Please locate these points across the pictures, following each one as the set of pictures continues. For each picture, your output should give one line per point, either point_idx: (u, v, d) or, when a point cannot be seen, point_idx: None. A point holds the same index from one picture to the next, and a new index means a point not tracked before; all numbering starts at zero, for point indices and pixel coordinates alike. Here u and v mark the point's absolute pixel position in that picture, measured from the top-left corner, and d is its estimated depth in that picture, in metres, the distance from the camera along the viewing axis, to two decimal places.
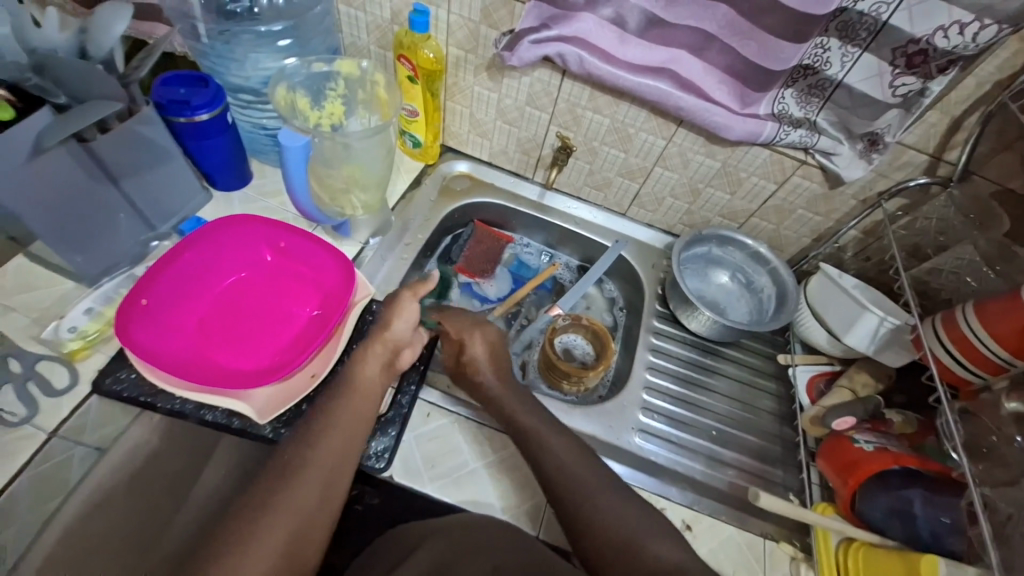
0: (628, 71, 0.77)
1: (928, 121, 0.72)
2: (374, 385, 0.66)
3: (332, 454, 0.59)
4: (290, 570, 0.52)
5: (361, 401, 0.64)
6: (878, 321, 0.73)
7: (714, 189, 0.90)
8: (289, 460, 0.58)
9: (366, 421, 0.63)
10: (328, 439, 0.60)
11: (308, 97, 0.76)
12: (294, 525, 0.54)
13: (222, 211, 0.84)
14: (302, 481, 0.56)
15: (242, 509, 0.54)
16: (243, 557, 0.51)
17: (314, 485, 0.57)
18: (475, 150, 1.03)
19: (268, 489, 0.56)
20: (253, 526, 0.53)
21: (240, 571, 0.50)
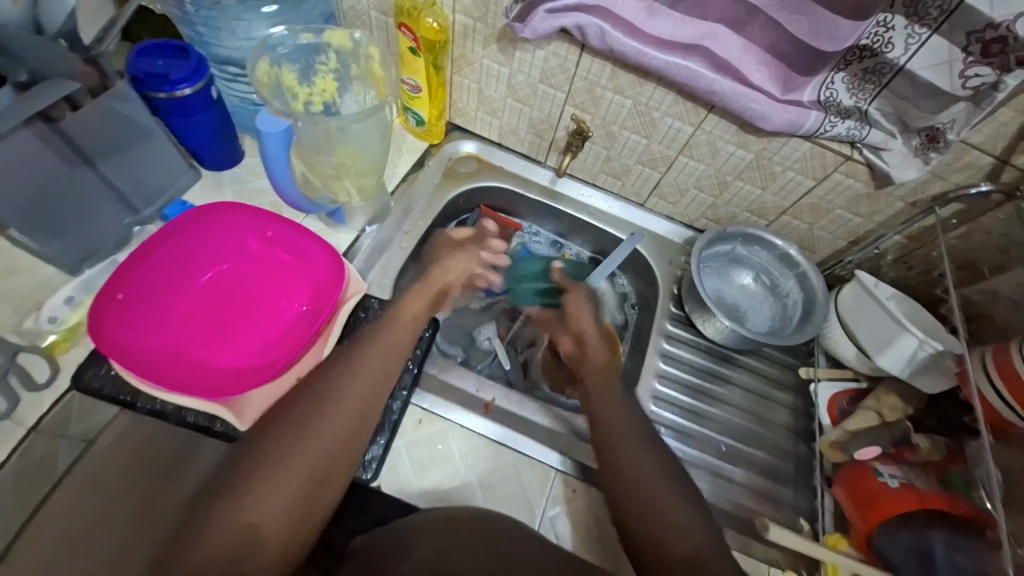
0: (655, 47, 0.67)
1: (1000, 119, 0.62)
2: (396, 342, 0.65)
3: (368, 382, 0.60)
4: (328, 480, 0.52)
5: (380, 353, 0.62)
6: (918, 344, 0.67)
7: (743, 183, 0.82)
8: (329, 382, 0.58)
9: (385, 373, 0.61)
10: (346, 388, 0.58)
11: (296, 72, 0.69)
12: (310, 465, 0.52)
13: (210, 193, 0.79)
14: (339, 403, 0.56)
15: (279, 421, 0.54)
16: (281, 465, 0.51)
17: (329, 432, 0.54)
18: (484, 129, 0.95)
19: (306, 407, 0.56)
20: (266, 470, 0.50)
21: (279, 478, 0.50)
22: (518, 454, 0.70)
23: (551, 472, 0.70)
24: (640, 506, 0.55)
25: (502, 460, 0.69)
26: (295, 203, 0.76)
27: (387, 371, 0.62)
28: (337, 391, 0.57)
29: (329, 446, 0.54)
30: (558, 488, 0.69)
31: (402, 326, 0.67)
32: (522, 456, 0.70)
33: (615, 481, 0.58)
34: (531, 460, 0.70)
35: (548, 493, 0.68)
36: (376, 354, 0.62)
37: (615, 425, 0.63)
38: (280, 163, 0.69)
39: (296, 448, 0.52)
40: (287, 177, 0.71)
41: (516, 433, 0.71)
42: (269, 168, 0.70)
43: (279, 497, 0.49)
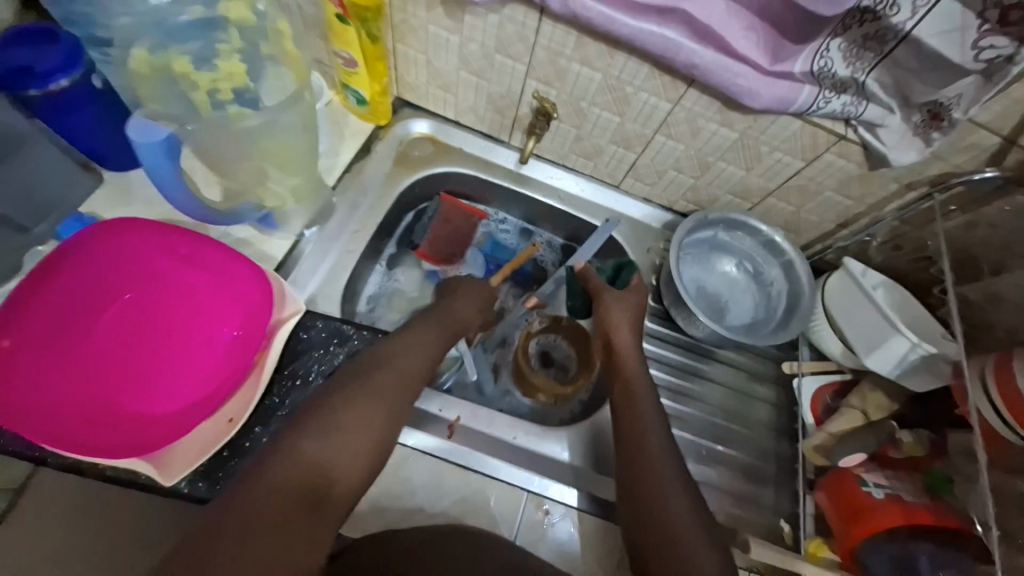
0: (626, 12, 0.57)
1: (1012, 94, 0.55)
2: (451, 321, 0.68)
3: (407, 361, 0.59)
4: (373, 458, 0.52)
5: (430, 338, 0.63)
6: (910, 346, 0.63)
7: (727, 164, 0.74)
8: (368, 361, 0.58)
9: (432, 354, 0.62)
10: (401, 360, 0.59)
11: (187, 51, 0.55)
12: (359, 441, 0.52)
13: (116, 201, 0.68)
14: (376, 380, 0.56)
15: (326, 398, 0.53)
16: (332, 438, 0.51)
17: (384, 400, 0.55)
18: (438, 106, 0.83)
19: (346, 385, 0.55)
20: (338, 412, 0.53)
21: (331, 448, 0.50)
22: (487, 477, 0.65)
23: (523, 496, 0.65)
24: (658, 523, 0.55)
25: (471, 486, 0.65)
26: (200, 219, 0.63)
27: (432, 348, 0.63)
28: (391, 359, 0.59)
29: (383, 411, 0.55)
30: (531, 511, 0.65)
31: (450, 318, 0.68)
32: (493, 478, 0.65)
33: (643, 491, 0.57)
34: (503, 483, 0.65)
35: (521, 517, 0.64)
36: (422, 340, 0.62)
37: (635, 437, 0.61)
38: (167, 176, 0.55)
39: (356, 408, 0.53)
40: (181, 191, 0.58)
41: (483, 455, 0.66)
42: (157, 183, 0.56)
43: (354, 442, 0.52)
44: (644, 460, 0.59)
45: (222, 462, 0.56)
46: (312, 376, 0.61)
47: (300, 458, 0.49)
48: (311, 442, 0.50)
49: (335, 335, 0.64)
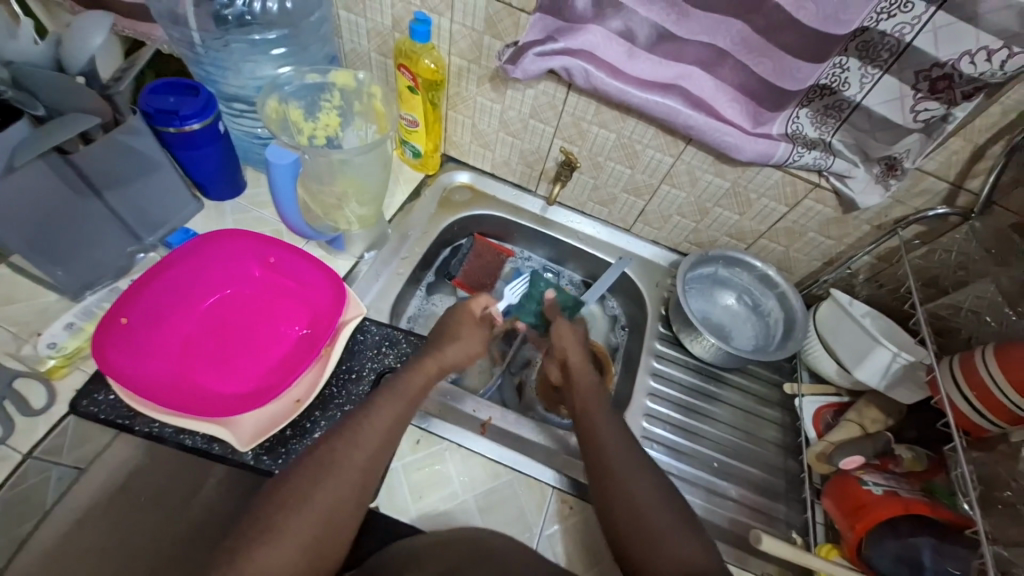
0: (637, 87, 0.73)
1: (950, 148, 0.68)
2: (415, 390, 0.66)
3: (373, 440, 0.60)
4: (319, 552, 0.53)
5: (388, 422, 0.62)
6: (891, 356, 0.71)
7: (722, 209, 0.87)
8: (327, 453, 0.58)
9: (386, 445, 0.61)
10: (349, 459, 0.58)
11: (302, 107, 0.76)
12: (312, 533, 0.53)
13: (212, 223, 0.82)
14: (335, 473, 0.57)
15: (284, 490, 0.55)
16: (278, 533, 0.52)
17: (325, 508, 0.55)
18: (477, 161, 1.00)
19: (307, 477, 0.56)
20: (275, 526, 0.53)
21: (280, 542, 0.52)
22: (516, 473, 0.71)
23: (548, 491, 0.71)
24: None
25: (500, 480, 0.71)
26: (296, 230, 0.79)
27: (389, 440, 0.61)
28: (342, 458, 0.58)
29: (323, 520, 0.54)
30: (555, 506, 0.70)
31: (411, 395, 0.65)
32: (520, 475, 0.71)
33: (641, 543, 0.55)
34: (530, 480, 0.71)
35: (546, 512, 0.69)
36: (377, 432, 0.61)
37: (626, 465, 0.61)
38: (288, 195, 0.73)
39: (294, 520, 0.53)
40: (291, 206, 0.74)
41: (512, 452, 0.73)
42: (275, 196, 0.74)
43: (290, 553, 0.52)
44: (629, 491, 0.59)
45: (284, 438, 0.64)
46: (366, 372, 0.71)
47: None
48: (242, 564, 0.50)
49: (386, 339, 0.74)
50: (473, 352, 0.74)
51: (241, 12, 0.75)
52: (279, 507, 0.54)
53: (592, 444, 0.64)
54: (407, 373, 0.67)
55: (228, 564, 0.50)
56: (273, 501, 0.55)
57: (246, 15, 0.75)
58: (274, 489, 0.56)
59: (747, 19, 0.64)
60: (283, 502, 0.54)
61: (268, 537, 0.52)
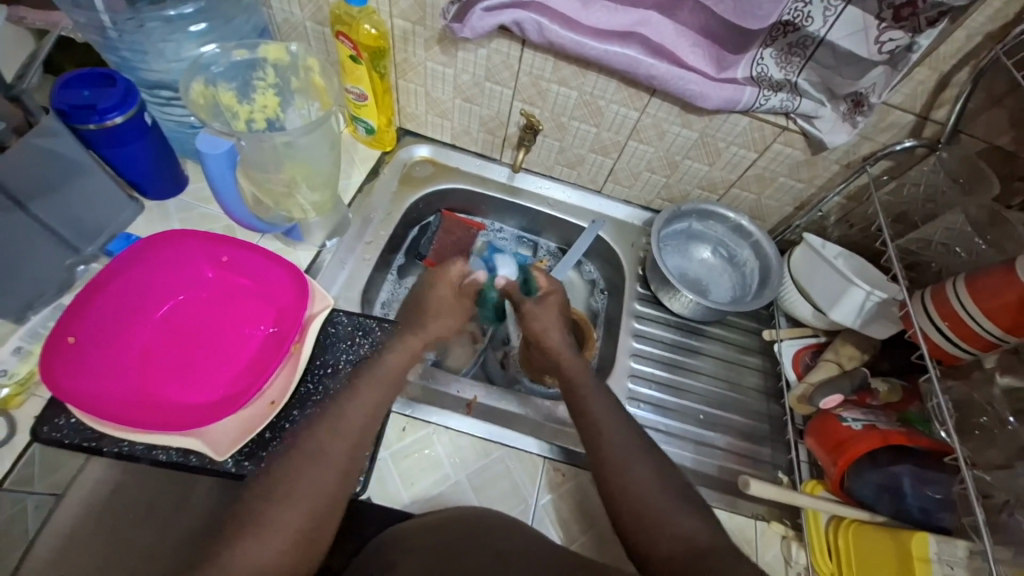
0: (594, 38, 0.69)
1: (916, 78, 0.66)
2: (398, 370, 0.66)
3: (355, 422, 0.59)
4: (311, 539, 0.53)
5: (368, 404, 0.61)
6: (865, 295, 0.72)
7: (692, 161, 0.85)
8: (310, 441, 0.57)
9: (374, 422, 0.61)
10: (331, 443, 0.57)
11: (234, 90, 0.69)
12: (303, 521, 0.53)
13: (157, 224, 0.77)
14: (321, 460, 0.56)
15: (269, 480, 0.54)
16: (267, 525, 0.51)
17: (313, 495, 0.54)
18: (436, 132, 0.94)
19: (291, 466, 0.55)
20: (265, 513, 0.52)
21: (270, 533, 0.51)
22: (507, 449, 0.71)
23: (539, 462, 0.71)
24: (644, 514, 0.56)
25: (491, 456, 0.70)
26: (247, 222, 0.74)
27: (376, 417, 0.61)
28: (327, 439, 0.57)
29: (308, 505, 0.53)
30: (548, 475, 0.70)
31: (393, 371, 0.66)
32: (511, 449, 0.71)
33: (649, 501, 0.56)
34: (521, 454, 0.71)
35: (539, 483, 0.70)
36: (357, 414, 0.60)
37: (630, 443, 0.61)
38: (227, 186, 0.67)
39: (279, 507, 0.53)
40: (234, 200, 0.69)
41: (499, 427, 0.72)
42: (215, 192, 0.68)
43: (283, 541, 0.51)
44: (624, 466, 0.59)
45: (264, 442, 0.62)
46: (343, 365, 0.68)
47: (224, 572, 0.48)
48: (235, 554, 0.49)
49: (359, 328, 0.71)
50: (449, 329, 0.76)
51: None
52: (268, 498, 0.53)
53: (584, 417, 0.63)
54: (386, 355, 0.67)
55: (221, 555, 0.49)
56: (259, 491, 0.54)
57: None
58: (259, 478, 0.55)
59: None
60: (267, 491, 0.54)
61: (258, 528, 0.51)
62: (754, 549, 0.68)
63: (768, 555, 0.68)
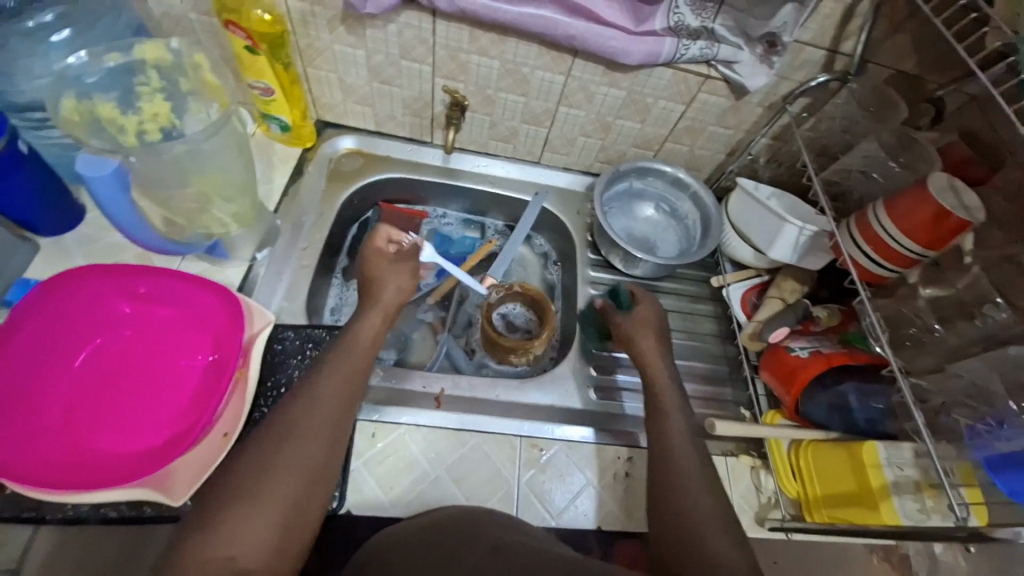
0: (506, 2, 0.66)
1: (823, 12, 0.68)
2: (368, 340, 0.64)
3: (336, 394, 0.57)
4: (299, 516, 0.50)
5: (346, 374, 0.59)
6: (798, 230, 0.75)
7: (624, 120, 0.85)
8: (288, 418, 0.55)
9: (352, 405, 0.58)
10: (311, 417, 0.55)
11: (114, 101, 0.61)
12: (289, 498, 0.50)
13: (57, 263, 0.69)
14: (304, 436, 0.54)
15: (245, 459, 0.52)
16: (249, 504, 0.49)
17: (296, 471, 0.52)
18: (358, 120, 0.89)
19: (270, 445, 0.52)
20: (238, 501, 0.49)
21: (253, 513, 0.48)
22: (484, 435, 0.71)
23: (517, 441, 0.71)
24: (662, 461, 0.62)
25: (467, 445, 0.70)
26: (165, 249, 0.69)
27: (353, 398, 0.58)
28: (301, 419, 0.54)
29: (292, 483, 0.51)
30: (527, 453, 0.70)
31: (364, 345, 0.63)
32: (488, 434, 0.71)
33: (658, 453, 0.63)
34: (498, 438, 0.71)
35: (519, 461, 0.70)
36: (337, 385, 0.58)
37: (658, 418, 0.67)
38: (124, 209, 0.61)
39: (261, 486, 0.50)
40: (137, 224, 0.64)
41: (472, 415, 0.72)
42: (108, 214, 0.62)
43: (266, 521, 0.48)
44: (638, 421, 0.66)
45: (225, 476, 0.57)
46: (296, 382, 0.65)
47: (201, 557, 0.45)
48: (213, 535, 0.46)
49: (309, 340, 0.67)
50: (405, 286, 0.72)
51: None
52: (236, 496, 0.49)
53: None
54: (357, 327, 0.65)
55: (197, 539, 0.46)
56: (234, 471, 0.51)
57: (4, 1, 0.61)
58: (232, 460, 0.52)
59: None
60: (245, 471, 0.51)
61: (238, 508, 0.48)
62: (728, 484, 0.72)
63: (740, 487, 0.72)
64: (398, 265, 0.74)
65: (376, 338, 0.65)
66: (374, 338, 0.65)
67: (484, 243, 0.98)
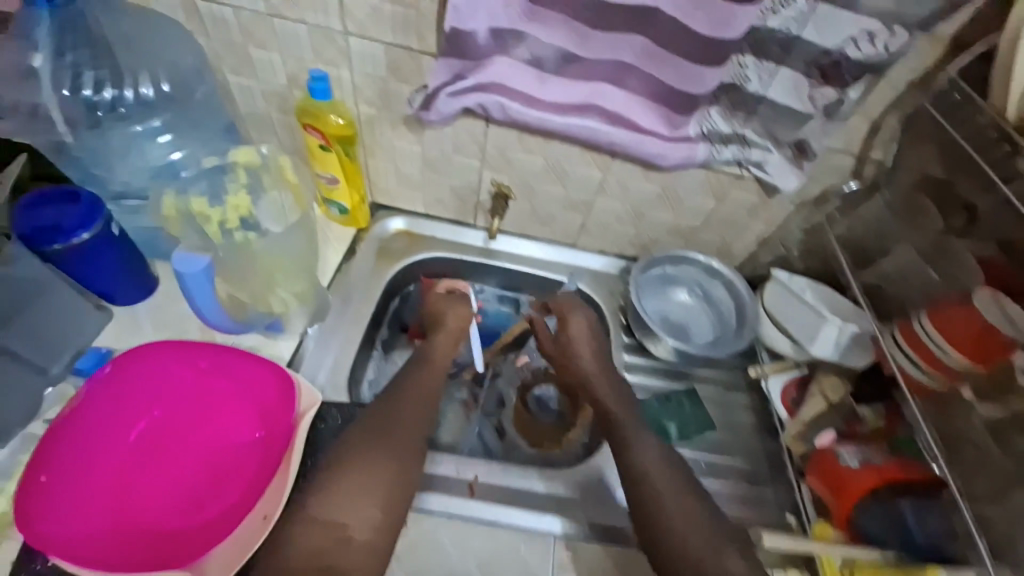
0: (553, 113, 0.73)
1: (851, 126, 0.72)
2: (441, 359, 0.78)
3: (418, 400, 0.70)
4: (395, 495, 0.61)
5: (423, 386, 0.72)
6: (838, 329, 0.76)
7: (658, 212, 0.89)
8: (384, 415, 0.66)
9: (430, 414, 0.70)
10: (402, 415, 0.67)
11: (205, 195, 0.69)
12: (388, 479, 0.61)
13: (127, 333, 0.73)
14: (396, 430, 0.65)
15: (351, 448, 0.63)
16: (357, 481, 0.60)
17: (392, 459, 0.62)
18: (408, 204, 0.96)
19: (370, 437, 0.64)
20: (347, 479, 0.60)
21: (360, 488, 0.59)
22: (513, 530, 0.69)
23: (550, 541, 0.68)
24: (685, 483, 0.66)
25: (498, 540, 0.68)
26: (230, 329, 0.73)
27: (430, 404, 0.71)
28: (394, 416, 0.67)
29: (389, 468, 0.62)
30: (558, 554, 0.68)
31: (436, 364, 0.77)
32: (516, 529, 0.69)
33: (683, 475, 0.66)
34: (529, 534, 0.69)
35: (550, 563, 0.67)
36: (418, 393, 0.71)
37: (679, 512, 0.62)
38: (205, 297, 0.67)
39: (366, 469, 0.61)
40: (211, 306, 0.69)
41: (502, 506, 0.70)
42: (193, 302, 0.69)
43: (370, 497, 0.59)
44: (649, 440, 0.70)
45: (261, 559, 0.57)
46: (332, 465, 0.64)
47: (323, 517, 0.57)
48: (331, 502, 0.58)
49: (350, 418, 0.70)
50: (464, 316, 0.84)
51: (111, 103, 0.69)
52: (346, 477, 0.60)
53: None
54: (432, 347, 0.79)
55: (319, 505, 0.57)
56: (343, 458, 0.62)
57: (118, 106, 0.70)
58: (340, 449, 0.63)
59: (645, 31, 0.64)
60: (352, 456, 0.62)
61: (349, 483, 0.59)
62: None
63: None
64: (454, 300, 0.86)
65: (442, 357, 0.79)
66: (442, 358, 0.79)
67: (517, 320, 1.00)
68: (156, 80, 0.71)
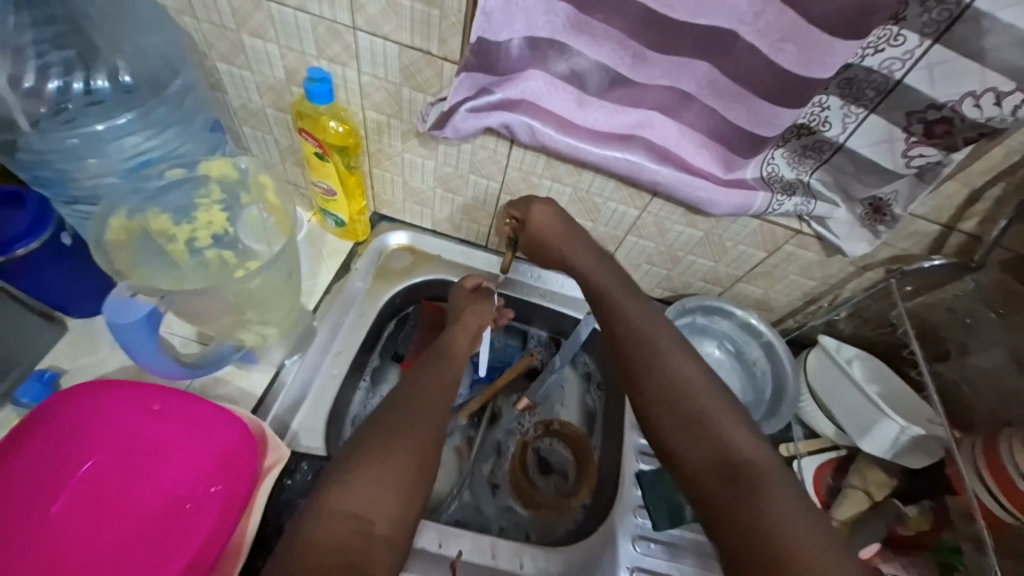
0: (591, 142, 0.61)
1: (944, 192, 0.61)
2: (460, 351, 0.69)
3: (440, 385, 0.61)
4: (420, 486, 0.51)
5: (446, 373, 0.63)
6: (899, 429, 0.66)
7: (695, 257, 0.78)
8: (406, 398, 0.57)
9: (449, 398, 0.60)
10: (426, 399, 0.58)
11: (170, 213, 0.62)
12: (413, 465, 0.51)
13: (81, 350, 0.65)
14: (422, 413, 0.56)
15: (368, 433, 0.53)
16: (378, 467, 0.49)
17: (417, 443, 0.53)
18: (414, 217, 0.85)
19: (390, 420, 0.54)
20: (366, 464, 0.49)
21: (380, 476, 0.49)
22: None
23: None
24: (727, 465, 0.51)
25: None
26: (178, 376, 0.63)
27: (452, 391, 0.61)
28: (417, 400, 0.57)
29: (415, 456, 0.52)
30: None
31: (458, 354, 0.68)
32: None
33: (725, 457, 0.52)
34: None
35: None
36: (439, 379, 0.62)
37: (723, 487, 0.50)
38: (150, 348, 0.58)
39: (387, 454, 0.50)
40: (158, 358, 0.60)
41: None
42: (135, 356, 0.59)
43: (392, 487, 0.49)
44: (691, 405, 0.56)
45: None
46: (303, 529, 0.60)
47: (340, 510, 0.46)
48: (345, 492, 0.47)
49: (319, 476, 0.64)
50: (485, 317, 0.74)
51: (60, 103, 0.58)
52: (369, 460, 0.49)
53: None
54: (451, 337, 0.70)
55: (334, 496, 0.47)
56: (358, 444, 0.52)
57: (66, 103, 0.58)
58: (355, 437, 0.53)
59: (714, 60, 0.52)
60: (370, 442, 0.51)
61: (370, 467, 0.49)
62: None
63: None
64: (478, 297, 0.76)
65: (462, 350, 0.69)
66: (462, 351, 0.69)
67: (523, 356, 0.89)
68: (115, 71, 0.60)
